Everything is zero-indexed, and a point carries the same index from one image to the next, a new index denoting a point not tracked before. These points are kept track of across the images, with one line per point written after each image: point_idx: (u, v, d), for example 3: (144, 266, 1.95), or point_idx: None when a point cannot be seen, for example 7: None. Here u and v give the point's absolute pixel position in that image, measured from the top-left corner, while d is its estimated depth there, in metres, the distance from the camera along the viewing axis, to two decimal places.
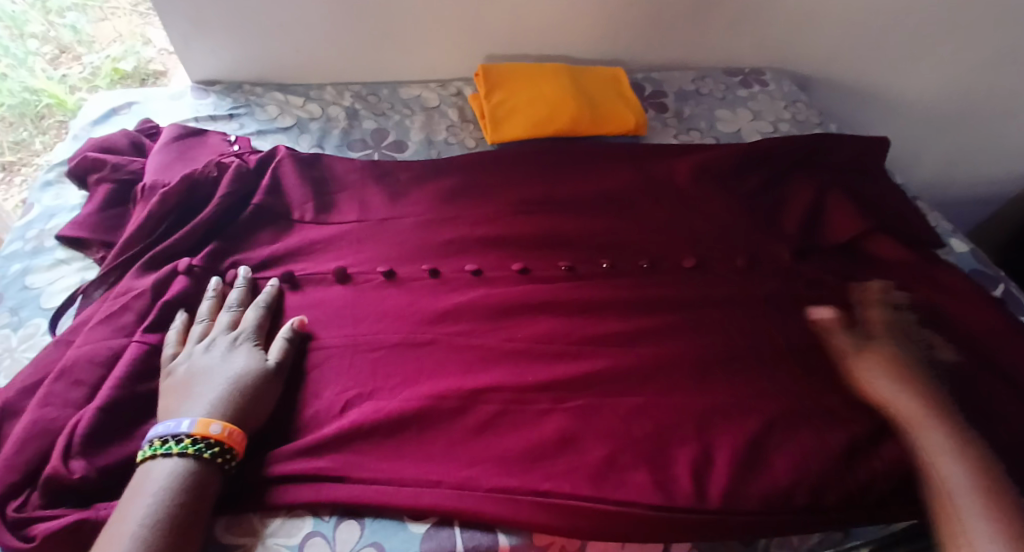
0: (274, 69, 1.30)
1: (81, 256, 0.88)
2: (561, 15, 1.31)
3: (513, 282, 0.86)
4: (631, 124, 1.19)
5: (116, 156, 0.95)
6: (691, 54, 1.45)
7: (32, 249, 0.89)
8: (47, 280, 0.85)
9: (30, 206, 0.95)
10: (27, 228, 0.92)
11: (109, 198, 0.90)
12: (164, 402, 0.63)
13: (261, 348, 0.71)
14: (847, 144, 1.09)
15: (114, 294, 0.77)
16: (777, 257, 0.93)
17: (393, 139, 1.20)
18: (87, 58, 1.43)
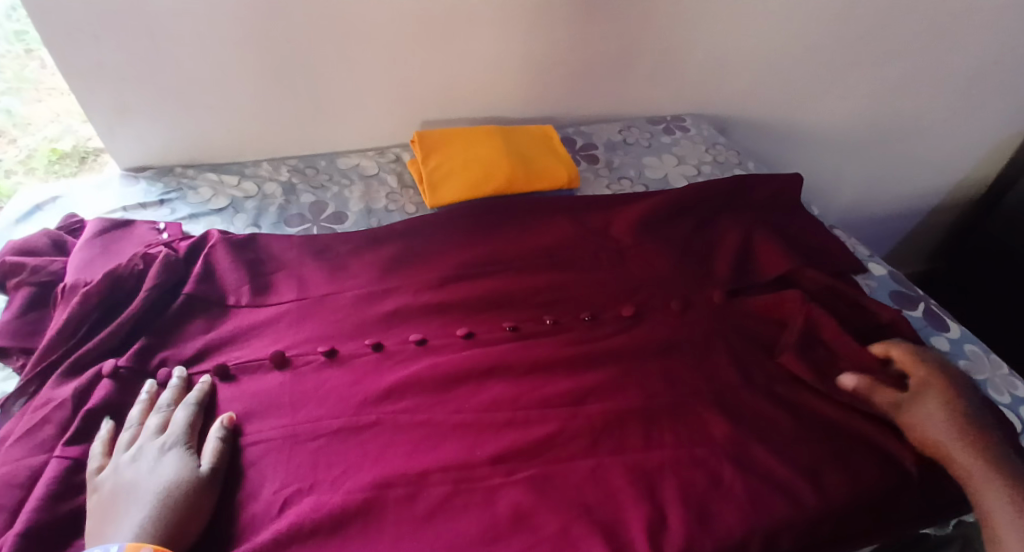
0: (205, 151, 1.29)
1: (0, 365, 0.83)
2: (487, 79, 1.37)
3: (459, 348, 0.86)
4: (563, 178, 1.24)
5: (36, 257, 0.91)
6: (615, 105, 1.52)
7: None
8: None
9: None
10: None
11: (28, 302, 0.86)
12: (90, 525, 0.60)
13: (193, 452, 0.68)
14: (766, 183, 1.15)
15: (33, 406, 0.72)
16: (712, 298, 0.96)
17: (332, 211, 1.20)
18: (22, 142, 1.23)
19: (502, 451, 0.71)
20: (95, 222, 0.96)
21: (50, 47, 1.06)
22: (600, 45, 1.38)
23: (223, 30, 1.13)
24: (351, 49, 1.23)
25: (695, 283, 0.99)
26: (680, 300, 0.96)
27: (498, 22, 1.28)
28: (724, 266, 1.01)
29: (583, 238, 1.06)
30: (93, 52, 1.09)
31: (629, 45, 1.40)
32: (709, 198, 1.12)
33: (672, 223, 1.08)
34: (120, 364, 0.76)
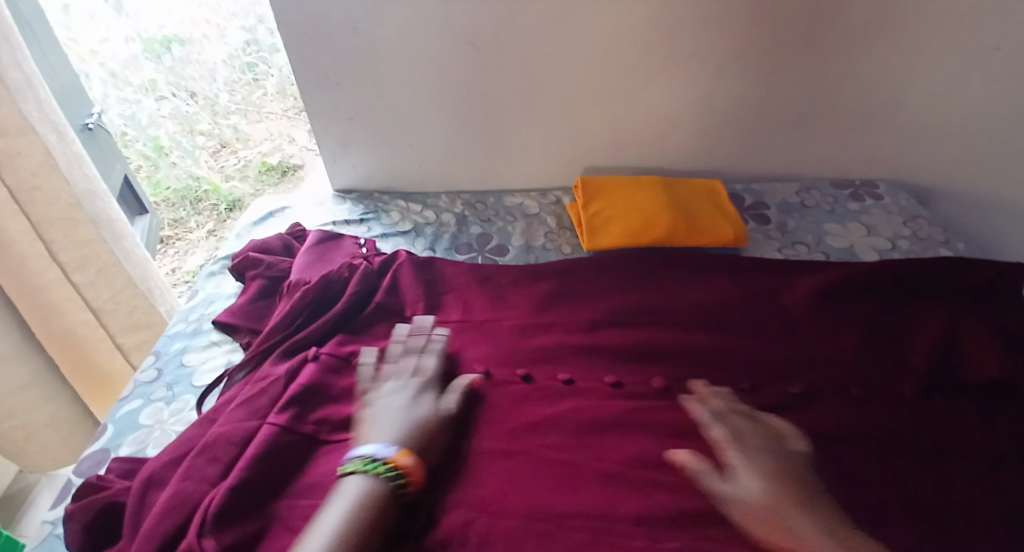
0: (398, 181, 1.45)
1: (230, 340, 0.99)
2: (662, 135, 1.38)
3: (607, 396, 0.85)
4: (731, 235, 1.17)
5: (272, 256, 1.08)
6: (796, 166, 1.44)
7: (192, 331, 1.01)
8: (201, 359, 0.96)
9: (194, 292, 1.09)
10: (190, 311, 1.05)
11: (262, 292, 1.02)
12: (364, 430, 0.75)
13: (435, 393, 0.81)
14: (978, 266, 1.01)
15: (255, 378, 0.85)
16: (899, 394, 0.86)
17: (496, 243, 1.27)
18: (242, 153, 2.21)
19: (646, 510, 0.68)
20: (319, 230, 1.12)
21: (299, 89, 1.30)
22: (786, 106, 1.33)
23: (430, 82, 1.29)
24: (536, 102, 1.32)
25: (878, 372, 0.89)
26: (860, 384, 0.87)
27: (680, 83, 1.30)
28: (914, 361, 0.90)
29: (750, 302, 1.01)
30: (330, 96, 1.31)
31: (818, 108, 1.33)
32: (901, 277, 1.01)
33: (855, 303, 0.99)
34: (325, 352, 0.88)
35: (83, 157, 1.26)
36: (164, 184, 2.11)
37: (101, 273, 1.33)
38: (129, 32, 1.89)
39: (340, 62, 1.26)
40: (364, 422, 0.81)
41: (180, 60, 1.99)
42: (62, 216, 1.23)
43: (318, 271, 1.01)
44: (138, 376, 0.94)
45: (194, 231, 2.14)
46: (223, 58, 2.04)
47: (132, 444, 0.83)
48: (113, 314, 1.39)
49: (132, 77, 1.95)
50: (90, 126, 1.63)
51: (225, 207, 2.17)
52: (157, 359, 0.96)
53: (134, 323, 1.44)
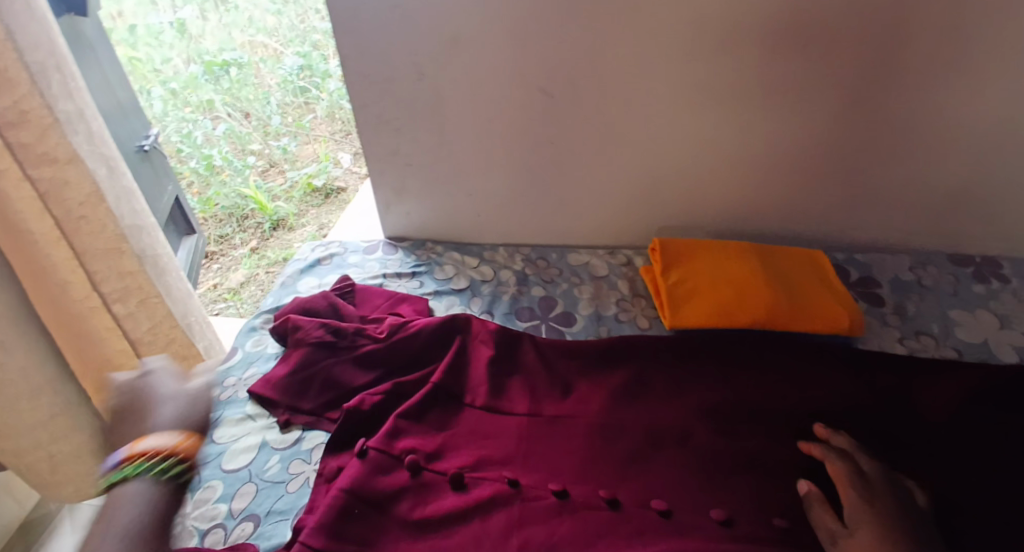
0: (455, 229, 1.34)
1: (267, 413, 0.89)
2: (751, 198, 1.23)
3: (714, 537, 0.70)
4: (843, 320, 1.01)
5: (315, 319, 0.96)
6: (905, 234, 1.26)
7: (226, 399, 0.91)
8: (233, 436, 0.85)
9: (233, 350, 0.99)
10: (225, 374, 0.95)
11: (307, 355, 0.91)
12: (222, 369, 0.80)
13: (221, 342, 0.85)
14: None
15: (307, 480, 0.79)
16: None
17: (561, 310, 1.12)
18: (290, 174, 2.01)
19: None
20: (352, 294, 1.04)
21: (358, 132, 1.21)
22: (898, 174, 1.17)
23: (501, 130, 1.17)
24: (614, 156, 1.19)
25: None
26: None
27: (778, 139, 1.15)
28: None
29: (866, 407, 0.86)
30: (391, 142, 1.22)
31: (936, 177, 1.17)
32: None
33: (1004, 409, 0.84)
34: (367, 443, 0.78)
35: (133, 190, 1.10)
36: (214, 201, 1.90)
37: (142, 304, 1.14)
38: (191, 54, 1.95)
39: (406, 105, 1.16)
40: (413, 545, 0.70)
41: (238, 83, 1.98)
42: (107, 247, 1.05)
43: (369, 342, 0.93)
44: None
45: (237, 250, 1.87)
46: (278, 81, 2.02)
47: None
48: (150, 347, 1.18)
49: (191, 95, 1.94)
50: (146, 147, 1.54)
51: (269, 226, 1.89)
52: None
53: (169, 356, 1.23)
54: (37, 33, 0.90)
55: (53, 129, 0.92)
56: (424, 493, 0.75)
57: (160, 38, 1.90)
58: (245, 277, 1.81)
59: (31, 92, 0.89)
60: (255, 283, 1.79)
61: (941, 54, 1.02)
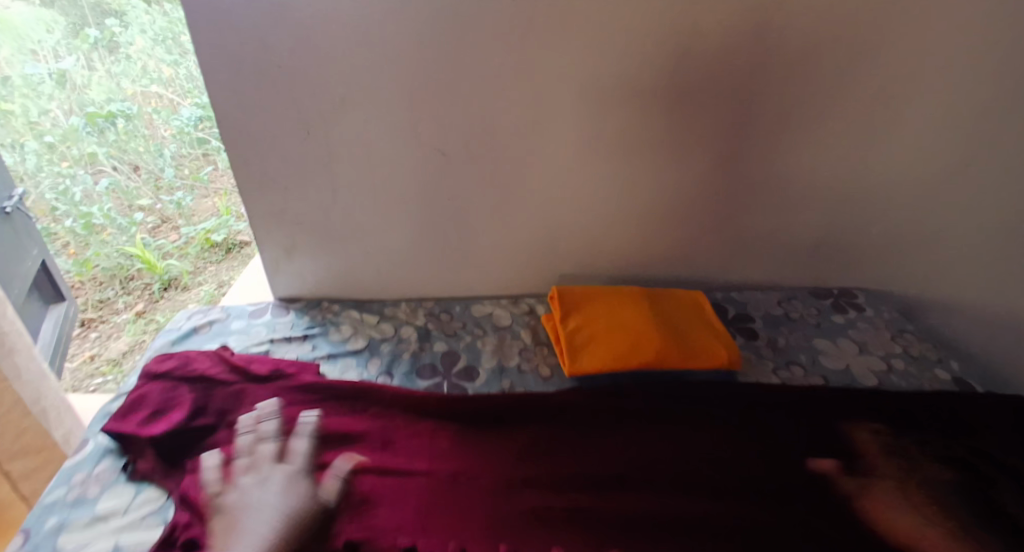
0: (352, 286, 1.31)
1: (123, 513, 0.77)
2: (639, 244, 1.30)
3: None
4: (723, 358, 1.08)
5: (177, 402, 0.90)
6: (773, 273, 1.38)
7: (72, 498, 0.79)
8: (80, 543, 0.74)
9: (83, 440, 0.87)
10: (72, 470, 0.82)
11: (160, 440, 0.84)
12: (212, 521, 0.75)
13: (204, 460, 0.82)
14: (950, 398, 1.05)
15: None
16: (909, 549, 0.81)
17: (463, 364, 1.12)
18: (184, 230, 1.90)
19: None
20: (220, 359, 0.96)
21: (244, 192, 1.17)
22: (761, 221, 1.29)
23: (395, 188, 1.18)
24: (510, 209, 1.23)
25: (879, 532, 0.83)
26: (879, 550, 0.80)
27: (655, 189, 1.23)
28: (909, 521, 0.85)
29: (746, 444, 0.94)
30: (279, 201, 1.18)
31: (794, 220, 1.30)
32: (904, 438, 0.97)
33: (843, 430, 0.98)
34: (184, 537, 0.73)
35: None
36: (92, 262, 1.74)
37: None
38: (74, 103, 1.71)
39: (294, 164, 1.14)
40: None
41: (127, 135, 1.81)
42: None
43: (227, 428, 0.87)
44: None
45: (119, 314, 1.72)
46: (173, 133, 1.89)
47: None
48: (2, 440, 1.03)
49: (70, 149, 1.72)
50: (8, 209, 1.41)
51: (159, 287, 1.78)
52: (21, 545, 0.73)
53: (27, 446, 1.09)
54: None
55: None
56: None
57: (37, 88, 1.63)
58: (127, 345, 1.64)
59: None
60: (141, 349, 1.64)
61: (785, 113, 1.16)
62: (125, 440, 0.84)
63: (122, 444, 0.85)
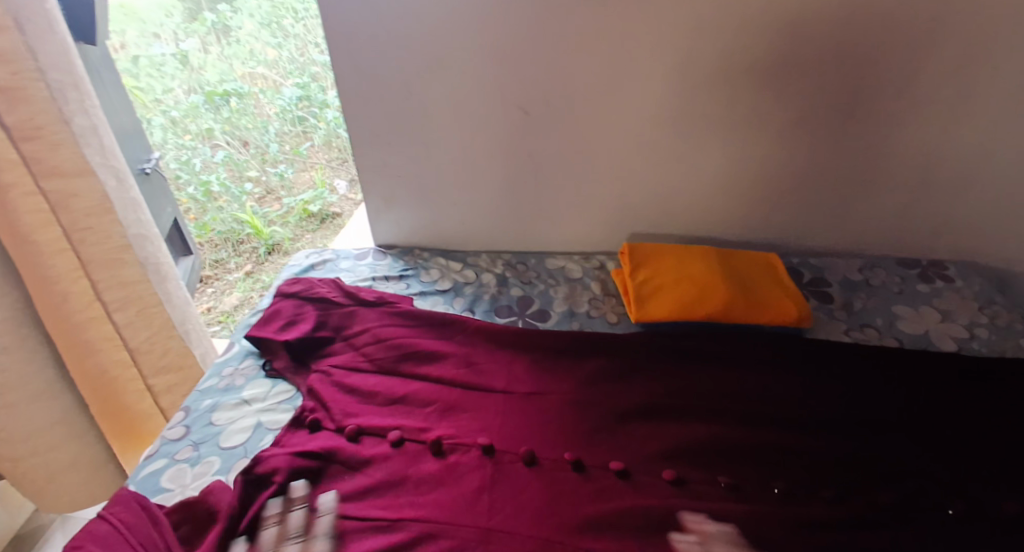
0: (439, 236, 1.43)
1: (263, 398, 0.93)
2: (716, 206, 1.31)
3: (665, 494, 0.79)
4: (793, 315, 1.10)
5: (305, 315, 1.05)
6: (856, 241, 1.34)
7: (224, 386, 0.95)
8: (230, 417, 0.89)
9: (230, 344, 1.05)
10: (223, 366, 1.00)
11: (291, 344, 1.00)
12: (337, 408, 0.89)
13: (338, 363, 0.97)
14: None
15: (289, 444, 0.84)
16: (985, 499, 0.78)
17: (537, 307, 1.21)
18: (285, 201, 2.11)
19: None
20: (337, 287, 1.11)
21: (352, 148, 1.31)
22: (846, 187, 1.26)
23: (479, 145, 1.28)
24: (588, 167, 1.28)
25: (948, 474, 0.82)
26: (947, 492, 0.79)
27: (735, 153, 1.23)
28: (986, 469, 0.82)
29: (823, 392, 0.93)
30: (380, 155, 1.32)
31: (884, 189, 1.25)
32: (990, 395, 0.93)
33: (920, 381, 0.95)
34: (312, 416, 0.87)
35: (138, 202, 1.18)
36: (210, 226, 1.98)
37: (141, 313, 1.21)
38: (192, 84, 2.03)
39: (393, 122, 1.27)
40: (398, 500, 0.77)
41: (238, 112, 2.06)
42: (112, 255, 1.13)
43: (343, 341, 1.01)
44: (165, 433, 0.88)
45: (231, 273, 1.96)
46: (276, 112, 2.09)
47: (149, 505, 0.76)
48: (148, 356, 1.25)
49: (191, 125, 2.02)
50: (147, 170, 1.58)
51: (264, 250, 1.99)
52: (186, 415, 0.90)
53: (168, 364, 1.29)
54: (56, 54, 0.99)
55: (64, 143, 1.02)
56: (365, 466, 0.81)
57: (163, 68, 1.97)
58: (239, 300, 1.90)
59: (43, 111, 0.98)
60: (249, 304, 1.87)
61: (877, 74, 1.12)
62: (263, 344, 1.01)
63: (261, 347, 1.01)
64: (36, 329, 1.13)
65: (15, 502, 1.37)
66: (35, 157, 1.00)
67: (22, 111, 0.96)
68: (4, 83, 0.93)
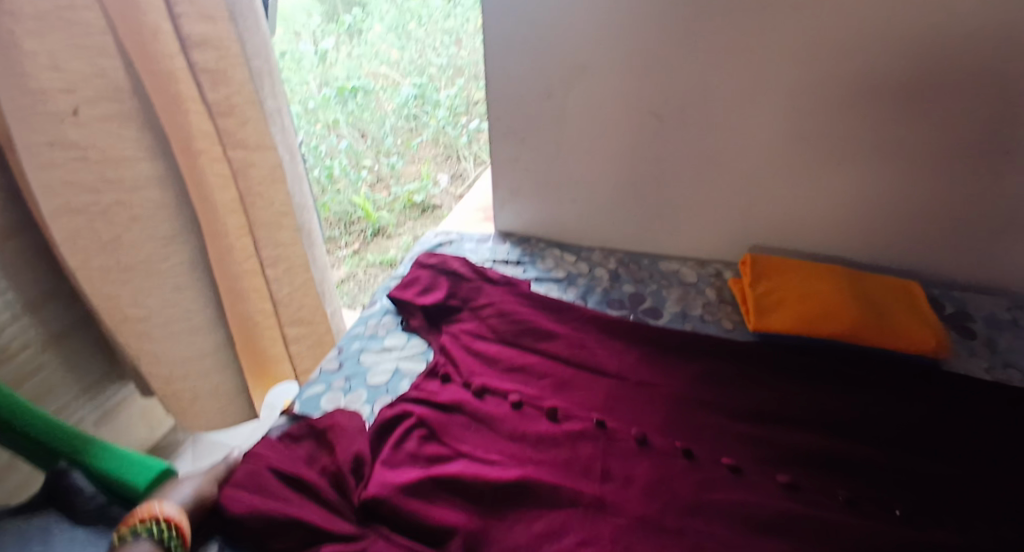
0: (556, 229, 1.50)
1: (401, 348, 1.08)
2: (845, 226, 1.28)
3: (777, 496, 0.80)
4: (927, 343, 1.05)
5: (440, 284, 1.17)
6: (1002, 276, 1.24)
7: (369, 334, 1.12)
8: (374, 360, 1.06)
9: (374, 302, 1.21)
10: (367, 318, 1.16)
11: (427, 308, 1.13)
12: (465, 368, 0.99)
13: (466, 329, 1.08)
14: None
15: (424, 391, 0.95)
16: None
17: (649, 305, 1.25)
18: (393, 190, 2.26)
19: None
20: (467, 262, 1.21)
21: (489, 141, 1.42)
22: (996, 218, 1.18)
23: (608, 145, 1.33)
24: (714, 176, 1.30)
25: None
26: None
27: (876, 176, 1.20)
28: None
29: (956, 421, 0.89)
30: (513, 149, 1.41)
31: None
32: None
33: None
34: (443, 370, 0.99)
35: (302, 176, 1.34)
36: (328, 206, 2.15)
37: (287, 271, 1.34)
38: (323, 79, 2.16)
39: (531, 118, 1.35)
40: (517, 452, 0.86)
41: (361, 107, 2.23)
42: (273, 218, 1.27)
43: (470, 311, 1.12)
44: (322, 365, 1.06)
45: (341, 250, 2.18)
46: (393, 108, 2.27)
47: (312, 416, 0.93)
48: (286, 308, 1.37)
49: (322, 114, 2.18)
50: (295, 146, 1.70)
51: (371, 233, 2.20)
52: (339, 353, 1.08)
53: (302, 317, 1.42)
54: (257, 42, 1.14)
55: (250, 122, 1.15)
56: (488, 421, 0.91)
57: (300, 63, 2.08)
58: (345, 274, 2.14)
59: (238, 91, 1.12)
60: (354, 280, 2.12)
61: None
62: (401, 304, 1.15)
63: (399, 307, 1.16)
64: (205, 275, 1.27)
65: (157, 418, 1.55)
66: (227, 131, 1.13)
67: (222, 90, 1.09)
68: (210, 65, 1.07)
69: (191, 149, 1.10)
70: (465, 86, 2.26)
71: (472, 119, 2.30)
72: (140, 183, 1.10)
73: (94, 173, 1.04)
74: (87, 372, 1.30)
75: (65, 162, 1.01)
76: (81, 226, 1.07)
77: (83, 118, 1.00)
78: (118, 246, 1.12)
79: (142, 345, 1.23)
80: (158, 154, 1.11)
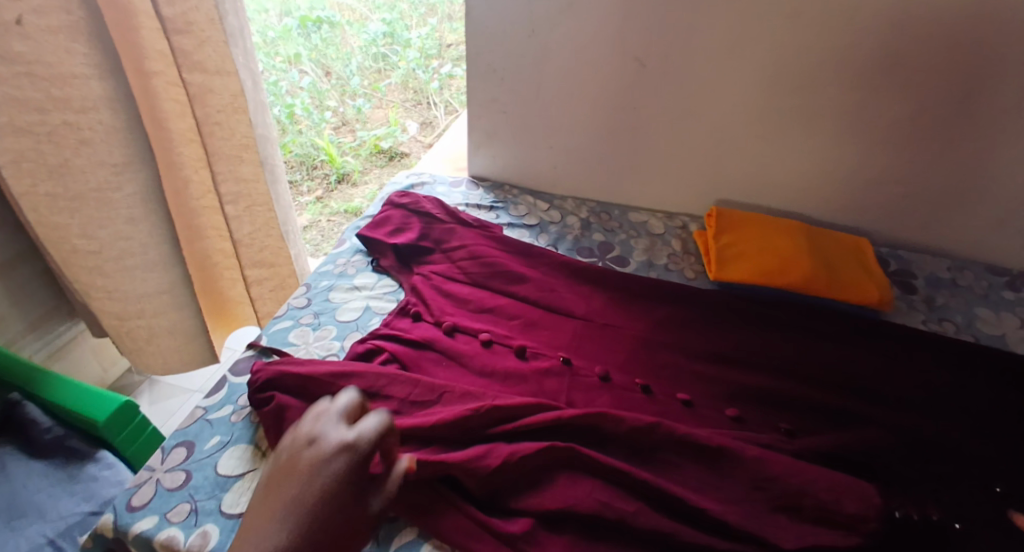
0: (529, 176, 1.50)
1: (371, 287, 1.08)
2: (808, 184, 1.32)
3: (725, 426, 0.86)
4: (874, 295, 1.12)
5: (412, 224, 1.16)
6: (946, 240, 1.31)
7: (338, 273, 1.11)
8: (344, 298, 1.06)
9: (343, 241, 1.20)
10: (336, 257, 1.16)
11: (398, 248, 1.13)
12: (436, 307, 1.01)
13: (438, 270, 1.08)
14: None
15: (396, 328, 0.97)
16: None
17: (617, 253, 1.27)
18: (359, 134, 2.17)
19: (734, 520, 0.72)
20: (440, 205, 1.20)
21: (467, 78, 1.39)
22: (946, 181, 1.23)
23: (585, 90, 1.32)
24: (687, 128, 1.31)
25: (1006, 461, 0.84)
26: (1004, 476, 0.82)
27: (841, 135, 1.23)
28: None
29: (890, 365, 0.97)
30: (492, 90, 1.39)
31: (989, 190, 1.22)
32: None
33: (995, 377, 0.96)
34: (414, 308, 1.00)
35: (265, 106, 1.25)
36: (290, 147, 2.03)
37: (248, 211, 1.29)
38: (283, 9, 2.10)
39: (511, 57, 1.33)
40: (485, 385, 0.89)
41: (325, 41, 2.13)
42: (233, 151, 1.21)
43: (442, 253, 1.12)
44: (291, 301, 1.05)
45: (303, 196, 2.05)
46: (360, 45, 2.19)
47: (281, 350, 0.94)
48: (248, 249, 1.34)
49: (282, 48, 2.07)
50: None
51: (335, 179, 2.07)
52: (307, 290, 1.07)
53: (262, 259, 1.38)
54: None
55: (210, 41, 1.08)
56: (456, 357, 0.93)
57: None
58: None
59: (197, 7, 1.04)
60: (318, 229, 1.99)
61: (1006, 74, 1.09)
62: (371, 244, 1.14)
63: (369, 247, 1.15)
64: None
65: (110, 355, 1.50)
66: (184, 51, 1.06)
67: (179, 5, 1.02)
68: None
69: (143, 71, 1.05)
70: (436, 27, 2.25)
71: (443, 63, 2.28)
72: (89, 104, 1.04)
73: (40, 90, 0.98)
74: (31, 304, 1.26)
75: (10, 77, 0.95)
76: (27, 147, 1.01)
77: (28, 29, 0.94)
78: (65, 170, 1.06)
79: (94, 280, 1.18)
80: (107, 74, 1.05)
